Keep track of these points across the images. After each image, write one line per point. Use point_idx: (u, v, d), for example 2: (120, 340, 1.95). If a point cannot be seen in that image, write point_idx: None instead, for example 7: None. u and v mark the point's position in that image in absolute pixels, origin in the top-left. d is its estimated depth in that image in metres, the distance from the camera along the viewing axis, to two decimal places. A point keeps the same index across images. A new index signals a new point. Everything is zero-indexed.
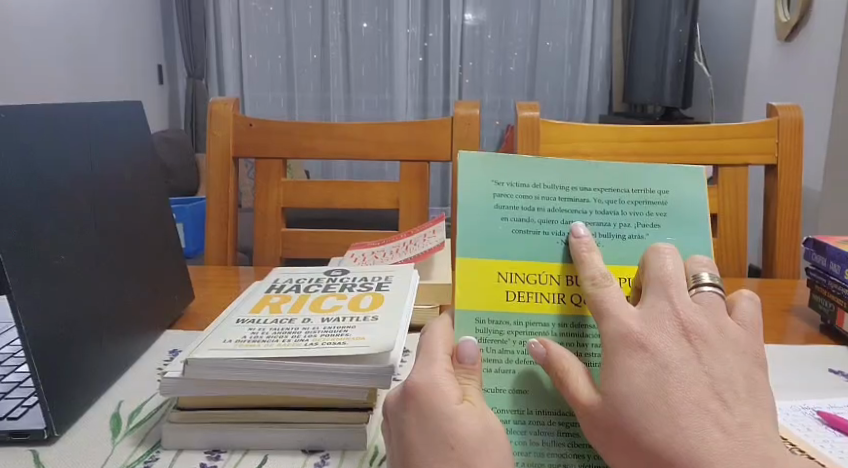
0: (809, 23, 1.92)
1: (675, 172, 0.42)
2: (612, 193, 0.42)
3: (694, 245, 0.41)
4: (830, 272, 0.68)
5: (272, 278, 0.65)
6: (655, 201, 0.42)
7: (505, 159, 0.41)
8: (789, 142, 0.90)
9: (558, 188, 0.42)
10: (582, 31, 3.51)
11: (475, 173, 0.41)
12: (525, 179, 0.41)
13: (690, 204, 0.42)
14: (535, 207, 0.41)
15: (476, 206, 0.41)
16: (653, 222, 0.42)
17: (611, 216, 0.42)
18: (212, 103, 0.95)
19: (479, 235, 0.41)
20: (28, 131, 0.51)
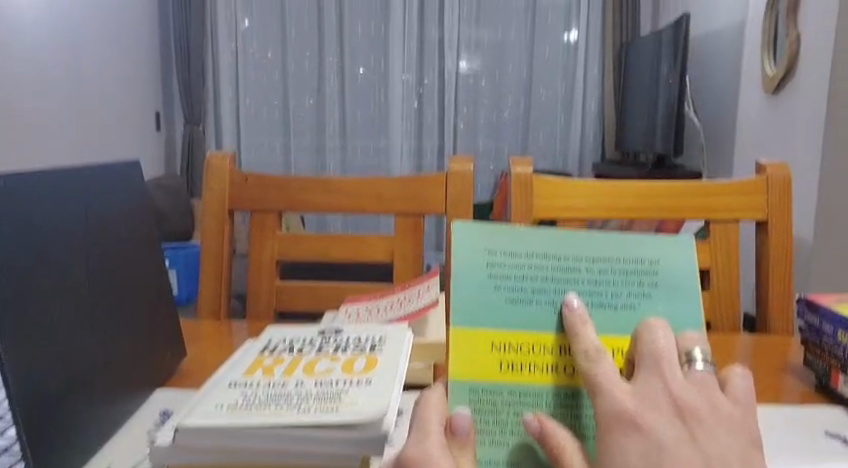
0: (794, 76, 1.98)
1: (665, 243, 0.44)
2: (604, 262, 0.43)
3: (686, 315, 0.42)
4: (823, 332, 0.67)
5: (266, 336, 0.64)
6: (646, 271, 0.43)
7: (497, 232, 0.43)
8: (779, 199, 0.92)
9: (550, 258, 0.43)
10: (574, 81, 3.59)
11: (468, 243, 0.43)
12: (516, 248, 0.43)
13: (681, 274, 0.43)
14: (526, 275, 0.42)
15: (469, 276, 0.42)
16: (645, 292, 0.43)
17: (603, 286, 0.42)
18: (210, 156, 0.97)
19: (472, 303, 0.42)
20: (29, 192, 0.51)
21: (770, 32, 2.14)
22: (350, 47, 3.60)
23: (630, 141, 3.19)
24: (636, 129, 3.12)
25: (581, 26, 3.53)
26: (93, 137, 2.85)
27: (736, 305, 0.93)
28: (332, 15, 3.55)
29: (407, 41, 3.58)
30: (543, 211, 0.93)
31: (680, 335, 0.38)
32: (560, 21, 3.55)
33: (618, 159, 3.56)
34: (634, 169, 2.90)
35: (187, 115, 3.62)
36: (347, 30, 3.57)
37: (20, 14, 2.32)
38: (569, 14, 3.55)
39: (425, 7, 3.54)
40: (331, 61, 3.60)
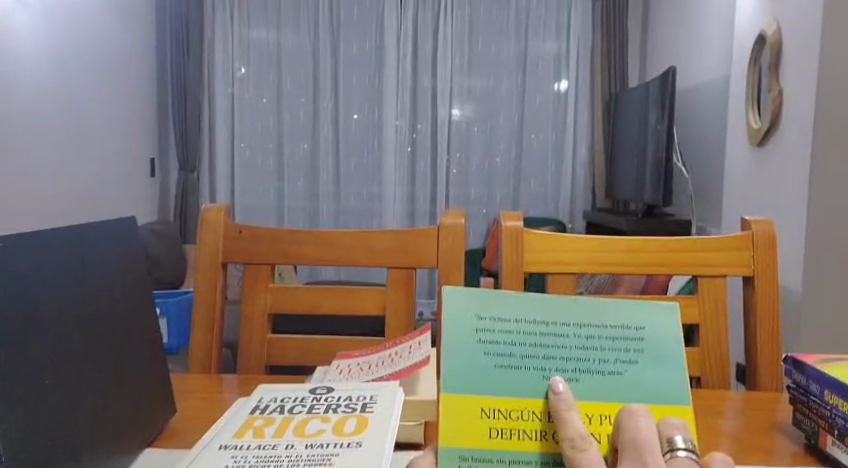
0: (777, 129, 2.03)
1: (648, 312, 0.51)
2: (589, 330, 0.50)
3: (667, 378, 0.49)
4: (810, 391, 0.69)
5: (257, 395, 0.64)
6: (633, 337, 0.50)
7: (489, 300, 0.51)
8: (764, 255, 0.93)
9: (539, 324, 0.50)
10: (564, 129, 3.65)
11: (462, 310, 0.50)
12: (505, 315, 0.50)
13: (664, 340, 0.50)
14: (515, 342, 0.49)
15: (463, 340, 0.50)
16: (631, 357, 0.50)
17: (589, 351, 0.50)
18: (205, 210, 0.98)
19: (465, 368, 0.49)
20: (29, 254, 0.53)
21: (754, 87, 2.21)
22: (345, 95, 3.67)
23: (620, 189, 3.23)
24: (625, 177, 3.16)
25: (570, 77, 3.62)
26: (89, 181, 2.87)
27: (725, 362, 0.94)
28: (328, 65, 3.65)
29: (400, 90, 3.66)
30: (533, 265, 0.94)
31: (662, 423, 0.48)
32: (550, 72, 3.65)
33: (609, 207, 3.59)
34: (624, 218, 2.93)
35: (182, 161, 3.66)
36: (342, 80, 3.66)
37: (23, 64, 2.38)
38: (559, 66, 3.64)
39: (419, 58, 3.64)
40: (326, 108, 3.67)
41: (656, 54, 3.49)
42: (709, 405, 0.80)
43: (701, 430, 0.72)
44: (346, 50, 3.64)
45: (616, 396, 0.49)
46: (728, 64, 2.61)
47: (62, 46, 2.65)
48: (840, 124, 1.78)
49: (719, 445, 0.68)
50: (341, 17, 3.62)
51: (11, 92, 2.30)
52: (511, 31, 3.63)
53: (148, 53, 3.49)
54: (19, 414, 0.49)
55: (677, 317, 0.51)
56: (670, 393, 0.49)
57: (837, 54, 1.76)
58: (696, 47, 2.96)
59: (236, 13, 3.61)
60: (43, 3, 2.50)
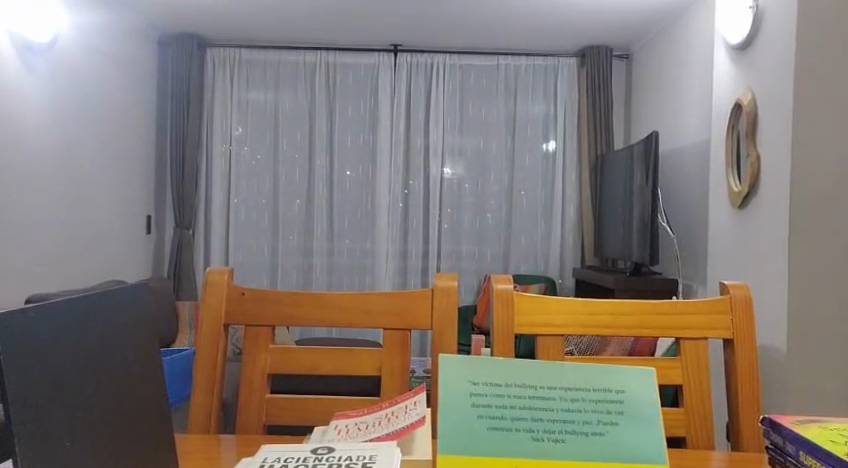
0: (757, 192, 2.11)
1: (626, 381, 0.67)
2: (571, 393, 0.66)
3: (640, 437, 0.64)
4: (788, 452, 0.72)
5: (262, 455, 0.67)
6: (609, 400, 0.66)
7: (483, 371, 0.67)
8: (743, 318, 0.98)
9: (529, 390, 0.66)
10: (553, 188, 3.75)
11: (465, 377, 0.67)
12: (501, 380, 0.67)
13: (635, 403, 0.66)
14: (509, 404, 0.66)
15: (463, 402, 0.66)
16: (609, 419, 0.65)
17: (571, 411, 0.65)
18: (209, 272, 1.02)
19: (470, 421, 0.65)
20: (53, 322, 0.56)
21: (733, 152, 2.32)
22: (340, 153, 3.77)
23: (609, 247, 3.30)
24: (613, 235, 3.24)
25: (558, 138, 3.75)
26: (86, 238, 2.91)
27: (709, 422, 0.97)
28: (323, 126, 3.76)
29: (394, 150, 3.76)
30: (524, 327, 0.99)
31: None
32: (539, 133, 3.77)
33: (597, 265, 3.63)
34: (613, 275, 2.99)
35: (178, 218, 3.70)
36: (338, 139, 3.76)
37: (29, 123, 2.47)
38: (547, 127, 3.78)
39: (411, 120, 3.77)
40: (320, 165, 3.76)
41: (639, 117, 3.63)
42: None
43: None
44: (342, 112, 3.77)
45: (594, 446, 0.64)
46: (708, 129, 2.73)
47: (67, 105, 2.74)
48: (814, 188, 1.88)
49: None
50: (337, 81, 3.76)
51: (15, 153, 2.37)
52: (500, 95, 3.78)
53: (149, 113, 3.60)
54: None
55: (646, 385, 0.67)
56: (639, 446, 0.63)
57: (806, 122, 1.87)
58: (677, 111, 3.10)
59: (236, 76, 3.74)
60: (50, 66, 2.60)
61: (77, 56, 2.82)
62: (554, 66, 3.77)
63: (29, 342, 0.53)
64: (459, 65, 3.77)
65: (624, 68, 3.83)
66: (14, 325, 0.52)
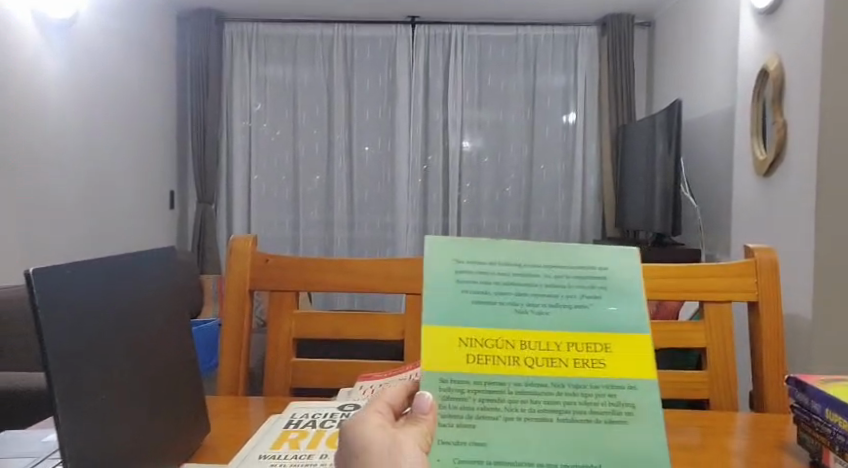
0: (782, 160, 2.08)
1: (617, 253, 0.52)
2: (555, 268, 0.51)
3: (635, 311, 0.50)
4: (812, 411, 0.72)
5: (290, 412, 0.69)
6: (597, 276, 0.51)
7: (461, 244, 0.51)
8: (768, 281, 0.97)
9: (513, 265, 0.50)
10: (573, 160, 3.71)
11: (436, 253, 0.50)
12: (477, 256, 0.50)
13: (624, 279, 0.51)
14: (492, 280, 0.50)
15: (439, 280, 0.49)
16: (598, 293, 0.51)
17: (561, 285, 0.50)
18: (233, 239, 1.04)
19: (441, 305, 0.49)
20: (82, 283, 0.55)
21: (759, 119, 2.27)
22: (359, 128, 3.77)
23: (630, 218, 3.27)
24: (635, 204, 3.21)
25: (578, 109, 3.69)
26: (110, 215, 2.96)
27: (733, 384, 0.97)
28: (342, 99, 3.75)
29: (412, 124, 3.74)
30: None
31: None
32: (558, 104, 3.72)
33: (619, 236, 3.62)
34: (635, 246, 2.97)
35: (200, 193, 3.74)
36: (356, 113, 3.76)
37: (52, 102, 2.49)
38: (567, 98, 3.73)
39: (430, 93, 3.74)
40: (339, 140, 3.76)
41: (662, 88, 3.57)
42: (716, 426, 0.83)
43: (712, 450, 0.75)
44: (360, 85, 3.75)
45: (573, 326, 0.49)
46: (733, 96, 2.67)
47: (88, 83, 2.76)
48: (843, 154, 1.83)
49: (733, 462, 0.72)
50: (355, 55, 3.74)
51: (39, 131, 2.41)
52: (520, 66, 3.73)
53: (169, 89, 3.61)
54: (78, 429, 0.52)
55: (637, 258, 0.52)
56: (633, 324, 0.50)
57: (835, 86, 1.82)
58: (701, 80, 3.04)
59: (254, 51, 3.73)
60: (70, 44, 2.62)
61: (97, 33, 2.83)
62: (574, 35, 3.70)
63: (70, 297, 0.53)
64: (478, 37, 3.73)
65: (646, 37, 3.75)
66: (48, 282, 0.51)
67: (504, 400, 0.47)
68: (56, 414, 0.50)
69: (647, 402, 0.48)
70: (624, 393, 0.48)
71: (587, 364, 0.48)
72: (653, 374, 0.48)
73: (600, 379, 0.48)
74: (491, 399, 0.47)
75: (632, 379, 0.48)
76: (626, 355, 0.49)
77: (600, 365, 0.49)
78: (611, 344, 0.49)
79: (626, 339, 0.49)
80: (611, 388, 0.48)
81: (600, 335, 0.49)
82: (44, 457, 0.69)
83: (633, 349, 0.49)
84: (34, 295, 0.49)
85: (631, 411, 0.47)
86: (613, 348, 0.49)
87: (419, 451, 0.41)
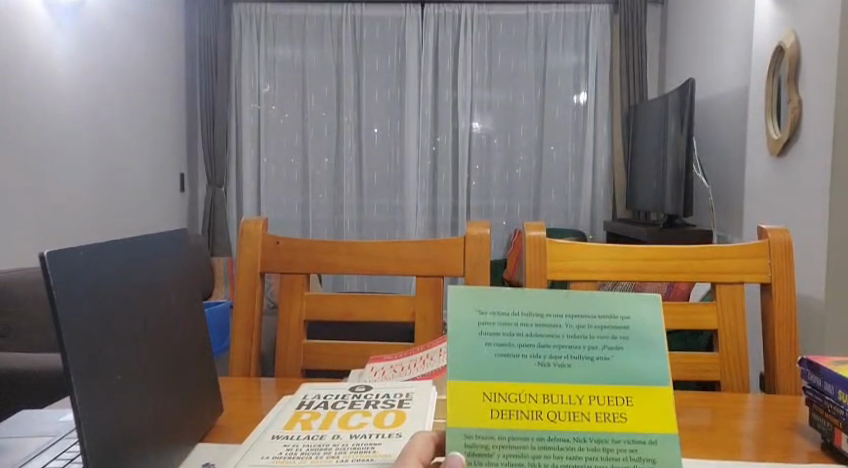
0: (796, 140, 2.05)
1: (635, 303, 0.52)
2: (578, 319, 0.52)
3: (654, 363, 0.50)
4: (826, 393, 0.72)
5: (302, 393, 0.70)
6: (619, 326, 0.51)
7: (486, 295, 0.52)
8: (781, 262, 0.97)
9: (535, 316, 0.52)
10: (584, 141, 3.68)
11: (462, 307, 0.52)
12: (505, 308, 0.52)
13: (648, 329, 0.51)
14: (516, 331, 0.51)
15: (464, 334, 0.51)
16: (618, 344, 0.51)
17: (580, 337, 0.51)
18: (244, 222, 1.04)
19: (469, 356, 0.50)
20: (95, 265, 0.55)
21: (773, 98, 2.24)
22: (368, 110, 3.75)
23: (641, 199, 3.25)
24: (647, 186, 3.17)
25: (589, 89, 3.65)
26: (121, 199, 2.97)
27: (744, 366, 0.97)
28: (351, 80, 3.73)
29: (422, 106, 3.72)
30: (555, 272, 0.99)
31: None
32: (570, 84, 3.68)
33: (629, 217, 3.60)
34: (646, 227, 2.95)
35: (210, 175, 3.76)
36: (366, 95, 3.73)
37: (59, 86, 2.49)
38: (579, 78, 3.68)
39: (440, 73, 3.71)
40: (348, 122, 3.75)
41: (675, 67, 3.51)
42: (728, 408, 0.83)
43: (721, 431, 0.76)
44: (369, 66, 3.72)
45: (592, 378, 0.50)
46: (746, 75, 2.64)
47: (96, 66, 2.76)
48: None
49: (743, 443, 0.72)
50: (363, 35, 3.71)
51: (48, 114, 2.41)
52: (530, 46, 3.69)
53: (177, 71, 3.61)
54: (92, 410, 0.52)
55: (657, 307, 0.52)
56: (656, 377, 0.50)
57: None
58: (714, 58, 2.99)
59: (262, 32, 3.71)
60: (79, 26, 2.62)
61: (104, 15, 2.82)
62: (586, 14, 3.64)
63: (85, 278, 0.53)
64: (488, 16, 3.68)
65: (659, 15, 3.69)
66: (63, 263, 0.51)
67: (529, 454, 0.48)
68: (72, 394, 0.50)
69: (670, 458, 0.47)
70: (645, 447, 0.48)
71: (610, 417, 0.49)
72: (671, 429, 0.48)
73: (621, 433, 0.48)
74: (517, 453, 0.49)
75: (653, 434, 0.48)
76: (646, 408, 0.49)
77: (621, 418, 0.49)
78: (633, 398, 0.49)
79: (645, 392, 0.50)
80: (632, 443, 0.48)
81: (620, 388, 0.50)
82: (62, 435, 0.70)
83: (651, 402, 0.49)
84: (49, 275, 0.49)
85: (652, 465, 0.47)
86: (634, 401, 0.49)
87: None
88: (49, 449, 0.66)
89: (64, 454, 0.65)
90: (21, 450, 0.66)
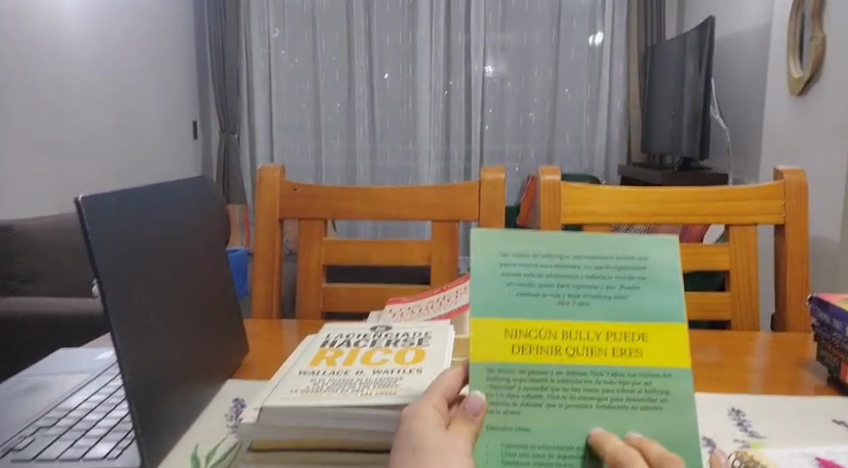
0: (818, 79, 2.00)
1: (653, 245, 0.53)
2: (598, 261, 0.53)
3: (670, 302, 0.52)
4: (834, 329, 0.73)
5: (325, 332, 0.73)
6: (637, 267, 0.53)
7: (508, 237, 0.53)
8: (795, 203, 0.97)
9: (555, 258, 0.53)
10: (600, 83, 3.62)
11: (485, 248, 0.53)
12: (527, 249, 0.53)
13: (666, 270, 0.53)
14: (536, 271, 0.53)
15: (487, 275, 0.53)
16: (635, 284, 0.53)
17: (598, 277, 0.53)
18: (262, 168, 1.06)
19: (492, 295, 0.52)
20: (124, 212, 0.57)
21: (795, 35, 2.18)
22: (379, 54, 3.69)
23: (657, 142, 3.21)
24: (663, 128, 3.13)
25: (606, 29, 3.57)
26: (134, 148, 2.99)
27: (755, 305, 0.99)
28: (361, 23, 3.65)
29: (434, 49, 3.66)
30: (570, 216, 1.00)
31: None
32: (585, 24, 3.59)
33: (644, 161, 3.57)
34: (661, 172, 2.94)
35: (223, 123, 3.76)
36: (376, 38, 3.66)
37: (67, 34, 2.47)
38: (595, 17, 3.58)
39: (452, 15, 3.62)
40: (359, 67, 3.69)
41: (694, 6, 3.41)
42: (737, 346, 0.85)
43: (730, 368, 0.78)
44: (379, 8, 3.64)
45: (610, 316, 0.52)
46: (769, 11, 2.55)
47: (104, 13, 2.72)
48: None
49: (752, 379, 0.74)
50: None
51: (58, 63, 2.40)
52: None
53: (186, 17, 3.56)
54: (132, 349, 0.55)
55: (677, 250, 0.54)
56: (671, 314, 0.52)
57: None
58: None
59: None
60: None
61: None
62: None
63: (115, 224, 0.55)
64: None
65: None
66: (95, 209, 0.53)
67: (548, 387, 0.50)
68: (113, 333, 0.53)
69: (680, 391, 0.50)
70: (659, 380, 0.50)
71: (625, 353, 0.51)
72: (684, 363, 0.50)
73: (635, 367, 0.50)
74: (536, 385, 0.50)
75: (667, 368, 0.50)
76: (661, 345, 0.51)
77: (636, 353, 0.51)
78: (648, 335, 0.51)
79: (661, 329, 0.51)
80: (646, 376, 0.50)
81: (637, 326, 0.51)
82: (98, 373, 0.74)
83: (666, 339, 0.51)
84: (84, 222, 0.51)
85: (664, 397, 0.50)
86: (649, 337, 0.51)
87: (465, 437, 0.46)
88: (85, 386, 0.70)
89: (101, 391, 0.69)
90: (61, 386, 0.70)
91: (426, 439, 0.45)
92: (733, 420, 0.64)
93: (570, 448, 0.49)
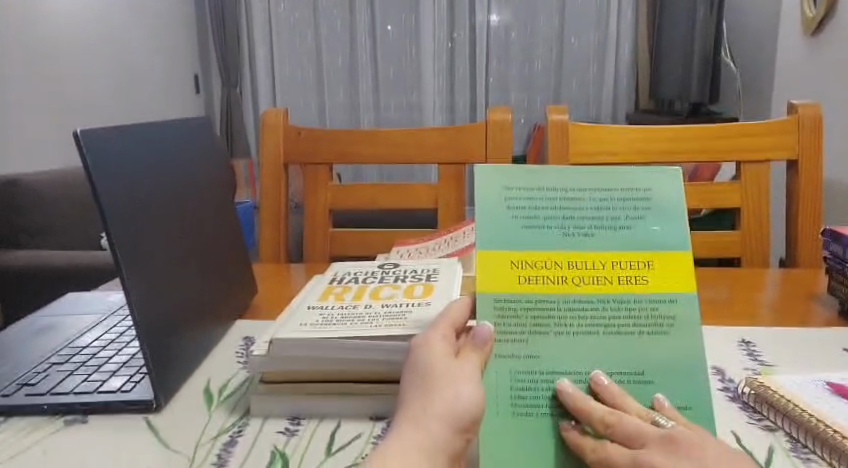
0: (832, 19, 1.94)
1: (657, 176, 0.52)
2: (602, 192, 0.52)
3: (676, 231, 0.51)
4: (846, 261, 0.73)
5: (332, 271, 0.73)
6: (641, 197, 0.52)
7: (511, 171, 0.52)
8: (809, 138, 0.95)
9: (559, 190, 0.52)
10: (608, 30, 3.53)
11: (488, 182, 0.52)
12: (529, 184, 0.52)
13: (670, 201, 0.52)
14: (541, 203, 0.52)
15: (491, 209, 0.51)
16: (640, 214, 0.52)
17: (603, 208, 0.52)
18: (265, 112, 1.04)
19: (495, 228, 0.51)
20: (125, 150, 0.56)
21: None
22: (381, 3, 3.59)
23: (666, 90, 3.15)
24: None
25: None
26: (136, 105, 2.96)
27: (766, 243, 0.98)
28: None
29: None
30: (579, 155, 0.98)
31: (749, 409, 0.53)
32: None
33: (653, 109, 3.52)
34: (670, 120, 2.89)
35: (224, 77, 3.71)
36: None
37: None
38: None
39: None
40: (361, 18, 3.61)
41: None
42: (746, 282, 0.85)
43: (740, 303, 0.77)
44: None
45: (615, 245, 0.51)
46: None
47: None
48: None
49: (761, 312, 0.74)
50: None
51: (52, 18, 2.36)
52: None
53: None
54: (141, 286, 0.55)
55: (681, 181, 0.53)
56: (677, 243, 0.51)
57: None
58: None
59: None
60: None
61: None
62: None
63: (117, 160, 0.55)
64: None
65: None
66: (96, 146, 0.52)
67: (554, 317, 0.49)
68: (120, 269, 0.53)
69: (687, 317, 0.49)
70: (665, 307, 0.49)
71: (631, 281, 0.50)
72: (690, 290, 0.50)
73: (642, 295, 0.50)
74: (542, 315, 0.49)
75: (673, 295, 0.50)
76: (666, 273, 0.50)
77: (642, 282, 0.50)
78: (653, 263, 0.50)
79: (666, 258, 0.51)
80: (653, 303, 0.49)
81: (642, 254, 0.50)
82: (109, 313, 0.74)
83: (672, 268, 0.50)
84: (85, 157, 0.50)
85: (672, 324, 0.49)
86: (654, 266, 0.51)
87: (473, 363, 0.46)
88: (97, 325, 0.71)
89: (112, 330, 0.69)
90: (74, 326, 0.71)
91: (435, 365, 0.45)
92: (743, 351, 0.64)
93: (579, 373, 0.48)
